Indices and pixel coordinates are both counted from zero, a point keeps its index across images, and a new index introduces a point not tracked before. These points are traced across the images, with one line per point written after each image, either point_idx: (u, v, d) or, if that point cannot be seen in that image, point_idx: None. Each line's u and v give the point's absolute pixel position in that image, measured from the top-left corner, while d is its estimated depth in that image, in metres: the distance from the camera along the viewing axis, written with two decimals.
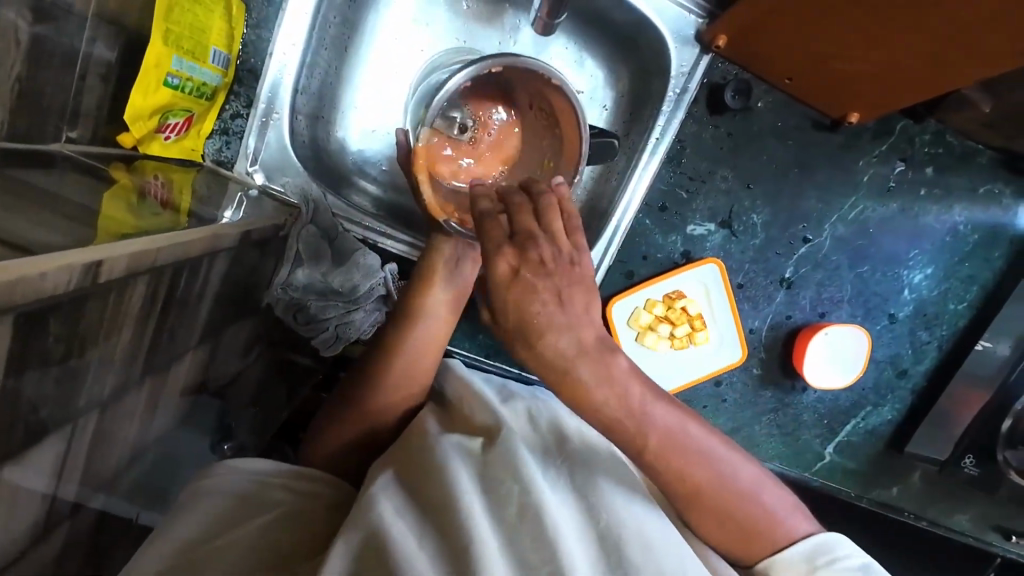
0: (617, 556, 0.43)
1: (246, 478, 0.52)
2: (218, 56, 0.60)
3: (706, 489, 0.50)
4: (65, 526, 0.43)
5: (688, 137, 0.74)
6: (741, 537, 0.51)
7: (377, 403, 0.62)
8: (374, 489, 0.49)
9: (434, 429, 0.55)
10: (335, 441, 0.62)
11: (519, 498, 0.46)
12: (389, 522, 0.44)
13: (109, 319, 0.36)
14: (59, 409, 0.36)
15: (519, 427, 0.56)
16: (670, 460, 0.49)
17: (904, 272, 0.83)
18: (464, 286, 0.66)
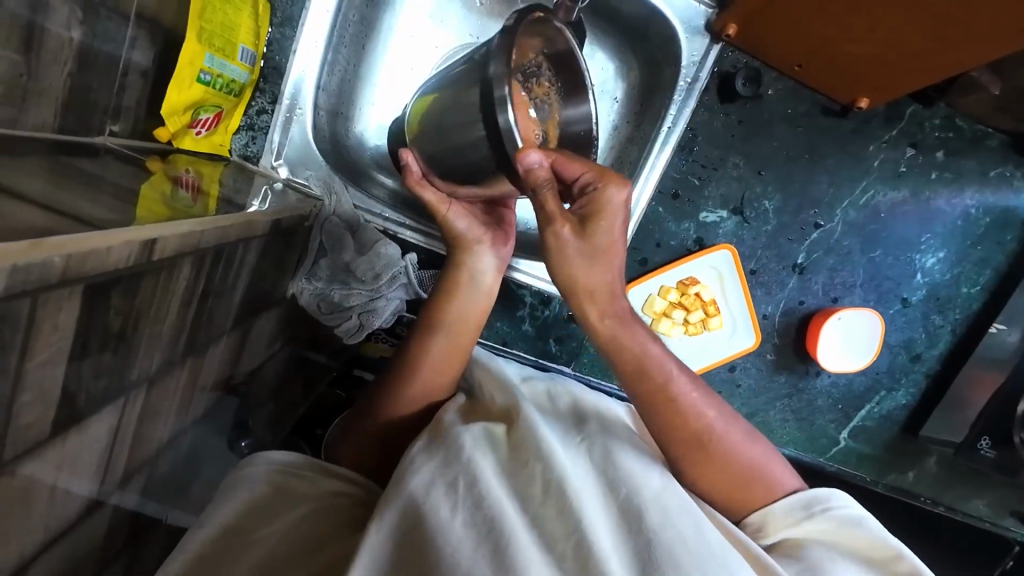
0: (641, 528, 0.44)
1: (276, 469, 0.53)
2: (246, 53, 0.63)
3: (698, 435, 0.57)
4: (111, 500, 0.45)
5: (700, 125, 0.76)
6: (727, 484, 0.57)
7: (404, 397, 0.63)
8: (408, 463, 0.48)
9: (454, 414, 0.56)
10: (364, 436, 0.63)
11: (542, 472, 0.47)
12: (423, 497, 0.45)
13: (159, 296, 0.38)
14: (113, 381, 0.38)
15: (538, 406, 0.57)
16: (672, 402, 0.57)
17: (916, 256, 0.83)
18: (489, 291, 0.68)
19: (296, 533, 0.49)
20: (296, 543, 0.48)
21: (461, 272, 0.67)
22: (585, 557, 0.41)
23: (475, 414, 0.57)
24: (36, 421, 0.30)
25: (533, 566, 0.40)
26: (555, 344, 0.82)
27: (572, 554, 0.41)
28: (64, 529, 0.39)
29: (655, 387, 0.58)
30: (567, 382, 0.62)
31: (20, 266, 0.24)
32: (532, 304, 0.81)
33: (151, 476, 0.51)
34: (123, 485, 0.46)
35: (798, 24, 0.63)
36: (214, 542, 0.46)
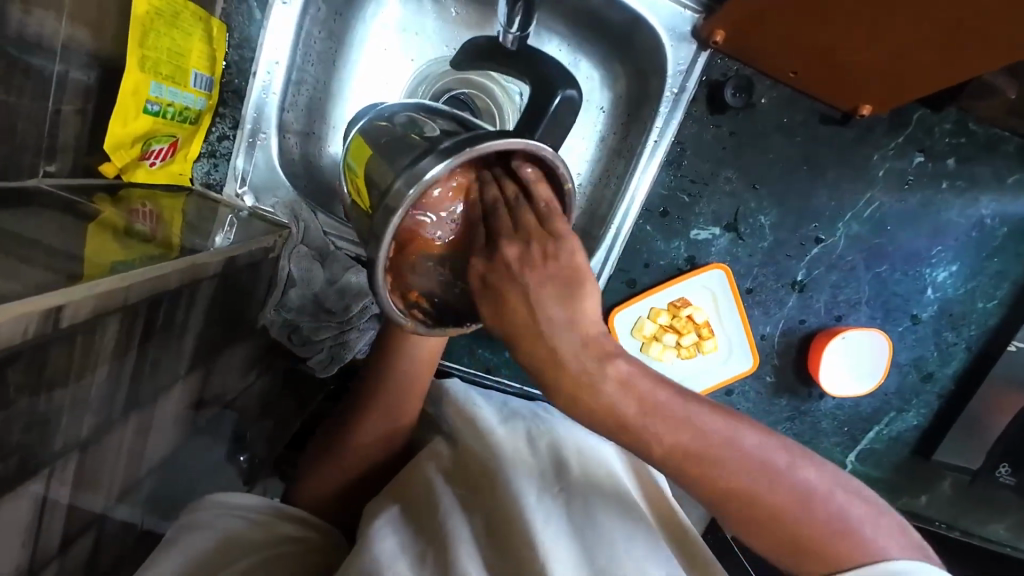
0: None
1: (230, 512, 0.52)
2: (200, 79, 0.60)
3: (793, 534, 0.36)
4: (50, 568, 0.42)
5: (688, 138, 0.71)
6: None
7: (365, 437, 0.60)
8: (378, 528, 0.48)
9: (432, 468, 0.54)
10: (324, 476, 0.61)
11: (513, 545, 0.44)
12: (385, 566, 0.43)
13: (79, 361, 0.36)
14: (32, 456, 0.35)
15: (518, 455, 0.54)
16: (747, 494, 0.35)
17: (927, 270, 0.78)
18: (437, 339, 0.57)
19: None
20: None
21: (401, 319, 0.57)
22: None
23: (454, 466, 0.54)
24: None
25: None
26: None
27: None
28: None
29: (710, 488, 0.36)
30: (553, 422, 0.59)
31: None
32: None
33: (101, 534, 0.49)
34: (64, 551, 0.44)
35: (791, 30, 0.58)
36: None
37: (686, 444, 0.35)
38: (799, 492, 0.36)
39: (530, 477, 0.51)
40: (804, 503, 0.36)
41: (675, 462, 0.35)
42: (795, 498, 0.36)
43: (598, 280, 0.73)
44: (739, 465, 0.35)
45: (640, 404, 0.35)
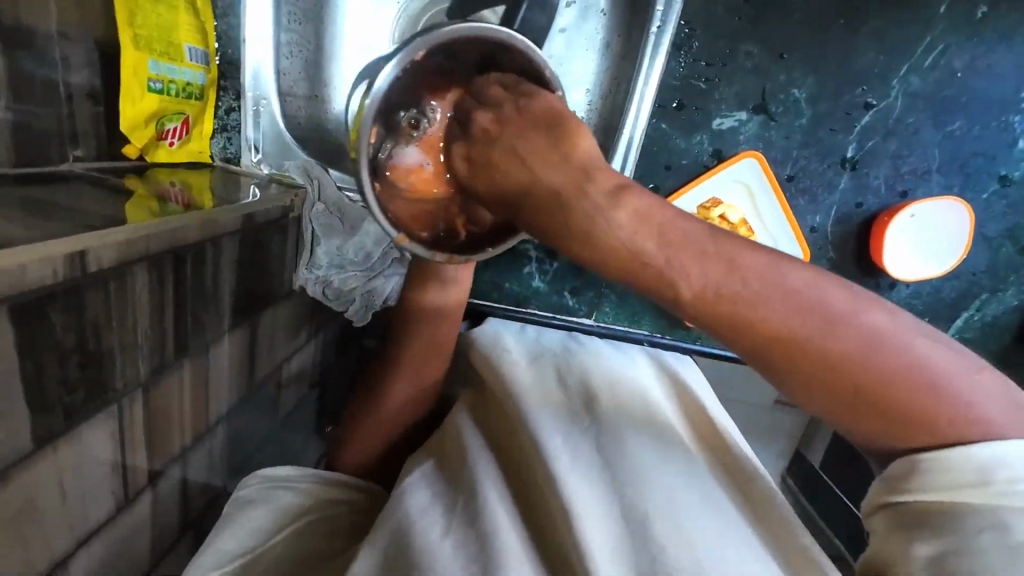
0: (648, 535, 0.35)
1: (273, 483, 0.53)
2: (195, 53, 0.62)
3: (861, 387, 0.37)
4: (144, 494, 0.49)
5: (697, 16, 0.64)
6: (889, 429, 0.38)
7: (402, 389, 0.60)
8: (411, 479, 0.45)
9: (463, 419, 0.52)
10: (364, 441, 0.60)
11: (543, 487, 0.40)
12: (416, 518, 0.40)
13: (117, 306, 0.40)
14: (95, 393, 0.40)
15: (545, 394, 0.51)
16: (795, 336, 0.37)
17: (1016, 119, 0.65)
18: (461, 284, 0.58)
19: (310, 544, 0.50)
20: (306, 552, 0.49)
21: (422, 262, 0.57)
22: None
23: (487, 417, 0.52)
24: (11, 441, 0.33)
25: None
26: (571, 296, 0.77)
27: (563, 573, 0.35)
28: (99, 526, 0.44)
29: (756, 328, 0.37)
30: (584, 361, 0.56)
31: None
32: (538, 258, 0.76)
33: (185, 471, 0.56)
34: (154, 482, 0.50)
35: None
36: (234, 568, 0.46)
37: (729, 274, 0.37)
38: (863, 336, 0.37)
39: (557, 416, 0.47)
40: (869, 351, 0.37)
41: (714, 301, 0.37)
42: (862, 345, 0.37)
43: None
44: (789, 309, 0.37)
45: (666, 242, 0.38)
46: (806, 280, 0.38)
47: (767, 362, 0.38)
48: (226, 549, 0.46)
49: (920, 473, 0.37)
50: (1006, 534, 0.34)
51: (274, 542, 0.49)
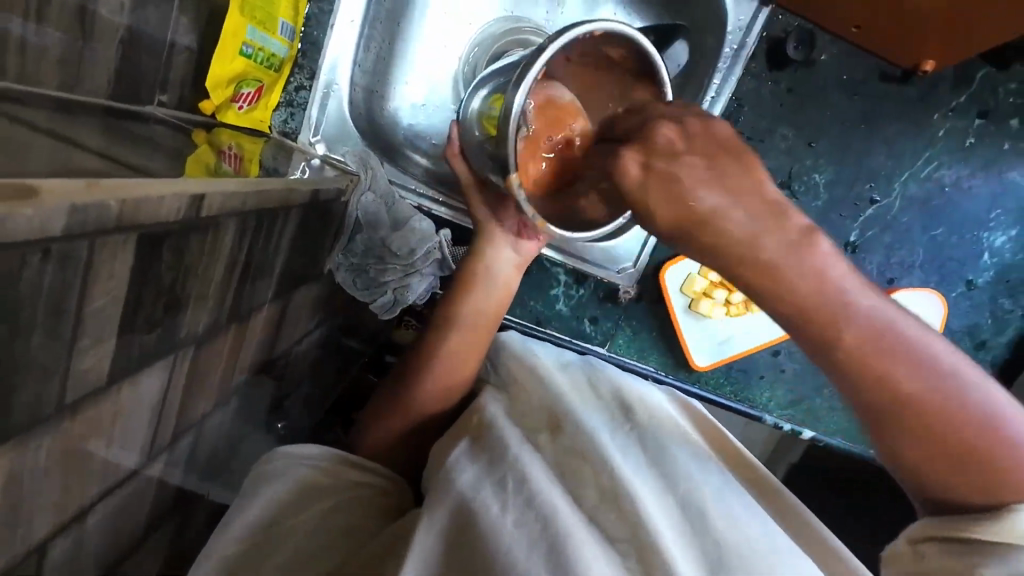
0: (705, 526, 0.39)
1: (301, 463, 0.53)
2: (286, 28, 0.64)
3: (916, 418, 0.39)
4: (162, 455, 0.47)
5: (746, 95, 0.72)
6: (946, 470, 0.39)
7: (428, 388, 0.63)
8: (456, 459, 0.46)
9: (494, 409, 0.52)
10: (390, 431, 0.63)
11: (597, 477, 0.43)
12: (472, 495, 0.42)
13: (206, 255, 0.40)
14: (165, 339, 0.39)
15: (579, 393, 0.53)
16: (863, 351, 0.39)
17: (985, 234, 0.77)
18: (507, 283, 0.67)
19: (340, 516, 0.51)
20: (335, 528, 0.49)
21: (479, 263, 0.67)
22: (646, 557, 0.37)
23: (517, 411, 0.52)
24: (95, 370, 0.32)
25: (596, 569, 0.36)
26: (589, 324, 0.80)
27: (626, 555, 0.38)
28: (123, 478, 0.42)
29: (831, 342, 0.39)
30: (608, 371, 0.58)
31: (75, 206, 0.25)
32: (567, 283, 0.79)
33: (199, 435, 0.53)
34: (173, 444, 0.48)
35: None
36: (254, 541, 0.47)
37: (825, 294, 0.39)
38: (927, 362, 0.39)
39: (598, 414, 0.50)
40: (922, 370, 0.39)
41: (817, 305, 0.39)
42: (930, 375, 0.39)
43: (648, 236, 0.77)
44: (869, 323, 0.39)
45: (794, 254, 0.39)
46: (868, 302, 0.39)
47: (848, 374, 0.39)
48: (250, 518, 0.48)
49: (1006, 519, 0.36)
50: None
51: (299, 516, 0.49)
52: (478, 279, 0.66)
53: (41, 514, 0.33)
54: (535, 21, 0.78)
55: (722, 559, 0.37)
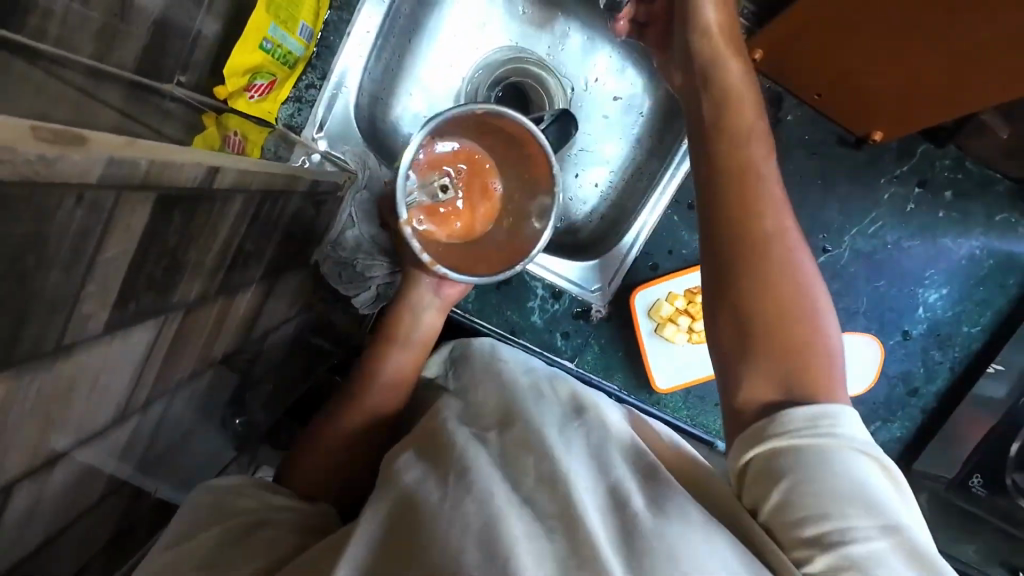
0: (630, 517, 0.42)
1: (225, 487, 0.54)
2: (305, 30, 0.68)
3: (770, 299, 0.53)
4: (135, 416, 0.47)
5: None
6: (777, 357, 0.51)
7: (381, 382, 0.67)
8: (402, 458, 0.48)
9: (448, 409, 0.54)
10: (326, 457, 0.63)
11: (538, 468, 0.45)
12: (416, 486, 0.44)
13: (210, 225, 0.42)
14: (160, 299, 0.40)
15: (538, 390, 0.56)
16: (753, 238, 0.55)
17: (920, 290, 0.86)
18: (433, 317, 0.72)
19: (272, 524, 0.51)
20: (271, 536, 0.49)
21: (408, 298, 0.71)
22: (578, 540, 0.40)
23: (469, 409, 0.54)
24: (94, 315, 0.34)
25: (521, 551, 0.38)
26: (561, 338, 0.84)
27: (564, 537, 0.41)
28: (97, 431, 0.42)
29: (755, 216, 0.55)
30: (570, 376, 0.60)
31: (112, 157, 0.28)
32: (544, 297, 0.83)
33: (172, 401, 0.54)
34: (145, 409, 0.49)
35: (818, 54, 0.69)
36: (174, 549, 0.47)
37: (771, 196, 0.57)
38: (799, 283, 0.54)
39: (540, 408, 0.52)
40: (794, 286, 0.53)
41: (752, 191, 0.56)
42: (791, 278, 0.53)
43: (630, 242, 0.82)
44: (783, 226, 0.56)
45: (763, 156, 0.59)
46: (773, 219, 0.55)
47: (744, 194, 0.56)
48: (174, 533, 0.49)
49: (789, 422, 0.47)
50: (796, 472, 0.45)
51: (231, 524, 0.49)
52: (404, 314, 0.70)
53: (16, 453, 0.34)
54: (537, 53, 0.85)
55: (639, 545, 0.40)
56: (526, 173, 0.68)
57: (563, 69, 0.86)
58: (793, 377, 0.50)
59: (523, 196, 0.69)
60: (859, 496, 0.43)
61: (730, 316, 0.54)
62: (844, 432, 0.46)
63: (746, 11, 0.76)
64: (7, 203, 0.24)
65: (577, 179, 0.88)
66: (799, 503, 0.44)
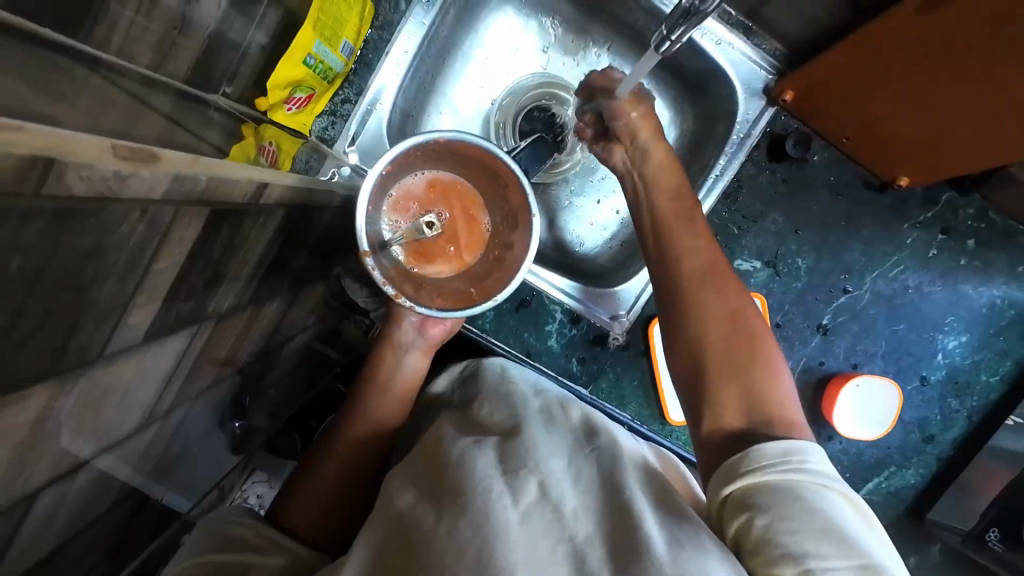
0: (637, 535, 0.41)
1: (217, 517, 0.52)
2: (346, 47, 0.69)
3: (713, 331, 0.55)
4: (157, 424, 0.47)
5: (746, 178, 0.80)
6: (733, 394, 0.52)
7: (388, 391, 0.68)
8: (398, 482, 0.48)
9: (450, 430, 0.53)
10: (316, 492, 0.61)
11: (539, 482, 0.44)
12: (413, 513, 0.43)
13: (252, 238, 0.42)
14: (196, 309, 0.40)
15: (547, 414, 0.55)
16: (690, 276, 0.58)
17: (939, 336, 0.85)
18: (422, 349, 0.70)
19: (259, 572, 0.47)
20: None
21: (399, 330, 0.70)
22: (581, 559, 0.39)
23: (471, 430, 0.53)
24: (137, 325, 0.33)
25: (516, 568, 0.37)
26: (577, 363, 0.83)
27: (566, 556, 0.40)
28: (121, 439, 0.42)
29: (684, 259, 0.59)
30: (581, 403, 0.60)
31: (177, 175, 0.28)
32: (562, 321, 0.83)
33: (190, 408, 0.54)
34: (166, 415, 0.48)
35: (850, 98, 0.69)
36: None
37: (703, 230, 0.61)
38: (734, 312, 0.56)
39: (543, 427, 0.52)
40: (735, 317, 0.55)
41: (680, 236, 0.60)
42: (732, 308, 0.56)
43: (638, 292, 0.84)
44: (713, 263, 0.58)
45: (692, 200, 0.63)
46: (702, 248, 0.59)
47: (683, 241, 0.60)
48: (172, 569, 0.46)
49: (754, 453, 0.47)
50: (771, 501, 0.43)
51: (220, 567, 0.47)
52: (391, 348, 0.69)
53: (47, 460, 0.33)
54: (567, 79, 0.87)
55: (647, 562, 0.38)
56: (506, 205, 0.65)
57: None
58: (755, 408, 0.51)
59: (505, 228, 0.66)
60: (838, 535, 0.41)
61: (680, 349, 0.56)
62: (814, 467, 0.45)
63: (778, 53, 0.78)
64: (79, 218, 0.24)
65: (597, 206, 0.89)
66: (778, 538, 0.41)
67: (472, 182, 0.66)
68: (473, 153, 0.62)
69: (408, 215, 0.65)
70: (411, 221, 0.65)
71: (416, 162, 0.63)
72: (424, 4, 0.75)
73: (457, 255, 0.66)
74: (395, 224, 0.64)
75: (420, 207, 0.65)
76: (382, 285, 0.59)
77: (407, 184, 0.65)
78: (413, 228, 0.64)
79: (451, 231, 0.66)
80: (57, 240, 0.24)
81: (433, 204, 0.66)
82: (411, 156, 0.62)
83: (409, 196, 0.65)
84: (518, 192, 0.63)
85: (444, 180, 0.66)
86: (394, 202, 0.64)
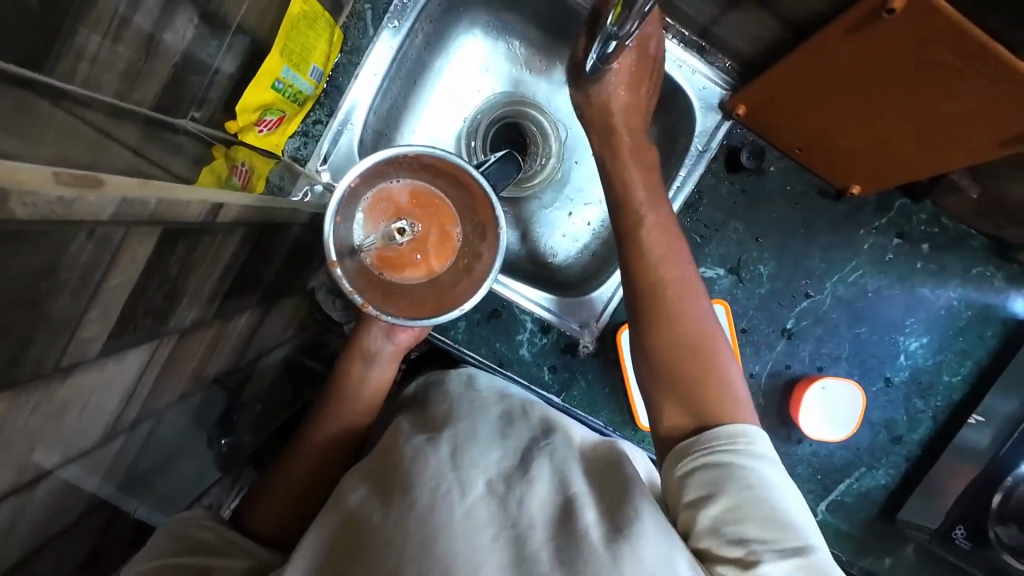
0: (575, 524, 0.44)
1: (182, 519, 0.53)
2: (316, 72, 0.73)
3: (667, 350, 0.60)
4: (123, 436, 0.48)
5: (706, 189, 0.83)
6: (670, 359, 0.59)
7: (354, 402, 0.70)
8: (352, 481, 0.50)
9: (408, 430, 0.54)
10: (279, 498, 0.63)
11: (487, 479, 0.46)
12: (362, 512, 0.45)
13: (210, 255, 0.44)
14: (157, 324, 0.42)
15: (506, 415, 0.57)
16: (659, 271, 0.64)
17: (900, 338, 0.87)
18: (391, 356, 0.72)
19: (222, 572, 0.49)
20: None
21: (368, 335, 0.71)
22: (520, 548, 0.42)
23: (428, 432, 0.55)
24: (93, 338, 0.35)
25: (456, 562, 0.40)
26: (549, 372, 0.85)
27: (506, 545, 0.42)
28: (84, 451, 0.43)
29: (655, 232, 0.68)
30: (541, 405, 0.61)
31: (125, 199, 0.30)
32: (533, 330, 0.85)
33: (158, 423, 0.55)
34: (133, 427, 0.50)
35: (798, 113, 0.73)
36: None
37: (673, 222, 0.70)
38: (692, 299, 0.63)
39: (497, 426, 0.54)
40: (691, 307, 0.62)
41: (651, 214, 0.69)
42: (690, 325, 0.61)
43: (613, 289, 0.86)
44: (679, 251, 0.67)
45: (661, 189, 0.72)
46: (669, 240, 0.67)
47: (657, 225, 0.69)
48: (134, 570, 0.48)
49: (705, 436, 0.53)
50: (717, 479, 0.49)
51: (181, 569, 0.48)
52: (357, 356, 0.71)
53: (7, 469, 0.35)
54: (534, 98, 0.90)
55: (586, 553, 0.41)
56: (474, 220, 0.68)
57: (557, 116, 0.91)
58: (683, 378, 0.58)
59: (475, 238, 0.67)
60: (775, 515, 0.47)
61: (642, 364, 0.62)
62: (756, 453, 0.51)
63: (731, 69, 0.81)
64: (24, 239, 0.26)
65: (569, 217, 0.91)
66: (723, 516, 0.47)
67: (449, 198, 0.68)
68: (451, 169, 0.65)
69: (383, 221, 0.66)
70: (387, 227, 0.65)
71: (392, 170, 0.65)
72: (392, 28, 0.78)
73: (426, 264, 0.67)
74: (372, 228, 0.66)
75: (398, 215, 0.66)
76: (350, 295, 0.62)
77: (386, 189, 0.66)
78: (388, 235, 0.65)
79: (424, 240, 0.67)
80: (5, 260, 0.26)
81: (412, 212, 0.67)
82: (397, 160, 0.64)
83: (390, 201, 0.66)
84: (486, 207, 0.66)
85: (426, 189, 0.67)
86: (373, 205, 0.66)
